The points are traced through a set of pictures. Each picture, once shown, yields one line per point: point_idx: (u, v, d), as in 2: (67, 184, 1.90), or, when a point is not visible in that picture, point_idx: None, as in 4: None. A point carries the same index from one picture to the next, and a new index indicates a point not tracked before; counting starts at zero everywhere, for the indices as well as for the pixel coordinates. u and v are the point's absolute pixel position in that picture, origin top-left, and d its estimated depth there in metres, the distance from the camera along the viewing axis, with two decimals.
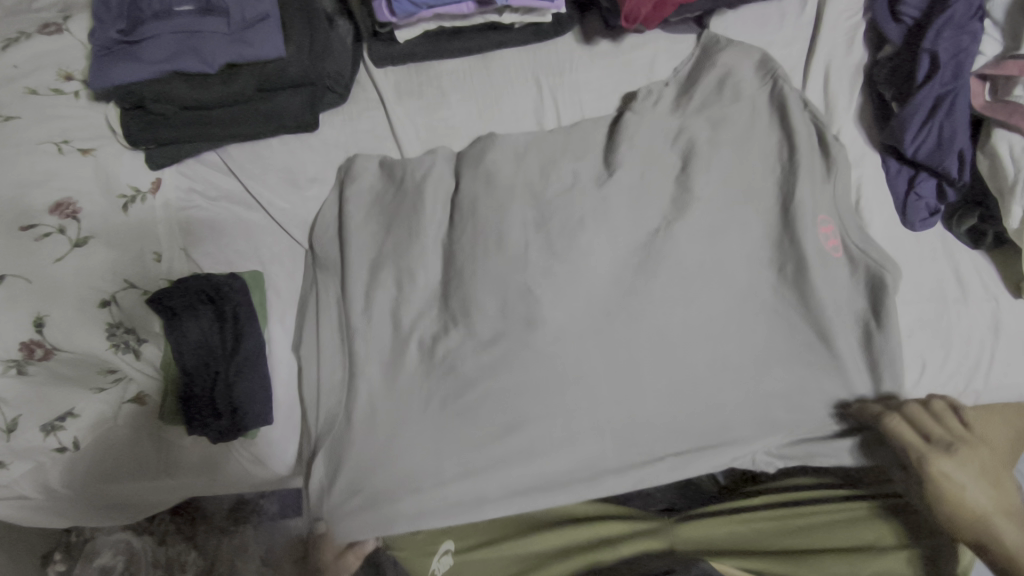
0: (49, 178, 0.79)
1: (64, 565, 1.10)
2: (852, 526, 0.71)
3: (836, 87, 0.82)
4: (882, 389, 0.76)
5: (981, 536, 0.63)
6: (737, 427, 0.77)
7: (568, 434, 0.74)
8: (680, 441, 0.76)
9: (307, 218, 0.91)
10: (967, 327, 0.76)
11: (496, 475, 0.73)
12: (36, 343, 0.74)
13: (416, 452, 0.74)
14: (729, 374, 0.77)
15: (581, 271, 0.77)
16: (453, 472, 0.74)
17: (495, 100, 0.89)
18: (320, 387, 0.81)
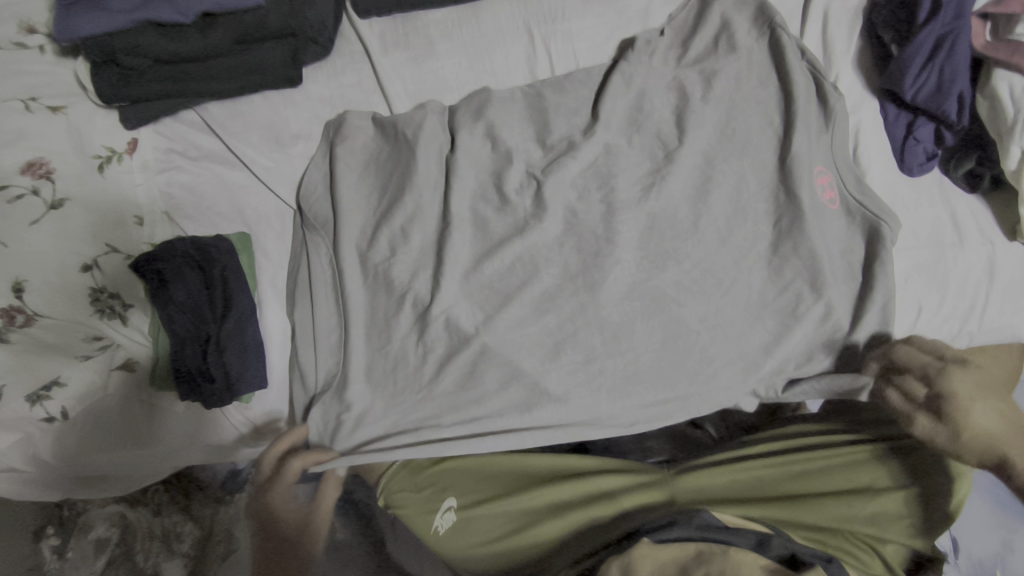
0: (18, 138, 0.75)
1: (58, 540, 1.09)
2: (854, 471, 0.72)
3: (835, 31, 0.80)
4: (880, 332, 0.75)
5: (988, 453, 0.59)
6: (725, 378, 0.75)
7: (563, 388, 0.74)
8: (667, 389, 0.75)
9: (290, 175, 0.88)
10: (963, 272, 0.76)
11: (493, 424, 0.72)
12: (16, 309, 0.72)
13: (416, 405, 0.74)
14: (722, 331, 0.75)
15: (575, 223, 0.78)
16: (447, 423, 0.73)
17: (486, 51, 0.86)
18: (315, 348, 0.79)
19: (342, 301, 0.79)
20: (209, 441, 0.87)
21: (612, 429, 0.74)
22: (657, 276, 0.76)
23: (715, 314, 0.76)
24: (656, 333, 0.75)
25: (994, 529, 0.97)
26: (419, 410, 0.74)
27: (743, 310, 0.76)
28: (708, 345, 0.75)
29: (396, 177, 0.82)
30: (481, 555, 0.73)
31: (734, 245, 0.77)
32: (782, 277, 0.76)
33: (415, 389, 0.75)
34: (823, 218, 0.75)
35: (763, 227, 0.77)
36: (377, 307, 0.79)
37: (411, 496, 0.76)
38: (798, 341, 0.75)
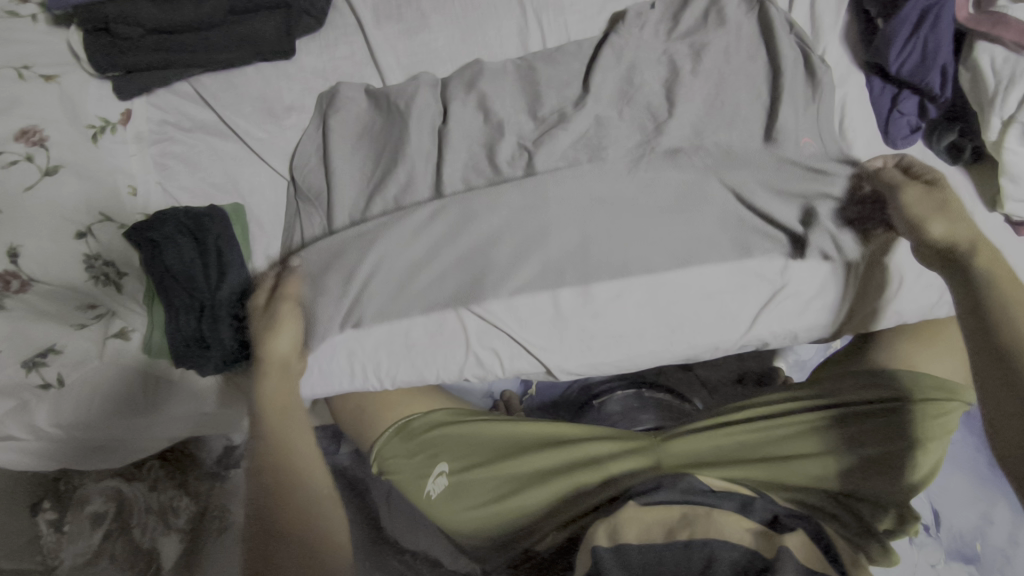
0: (13, 105, 0.76)
1: (54, 513, 1.10)
2: (838, 430, 0.71)
3: (822, 6, 0.81)
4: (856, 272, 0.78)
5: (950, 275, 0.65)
6: (704, 334, 0.80)
7: (550, 321, 0.80)
8: (651, 339, 0.80)
9: (286, 147, 0.87)
10: None
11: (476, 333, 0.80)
12: (11, 275, 0.73)
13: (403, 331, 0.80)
14: (706, 297, 0.78)
15: (567, 194, 0.78)
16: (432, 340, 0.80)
17: (479, 24, 0.87)
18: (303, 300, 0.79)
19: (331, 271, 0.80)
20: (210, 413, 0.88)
21: (586, 364, 0.82)
22: (644, 245, 0.78)
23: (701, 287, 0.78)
24: (642, 303, 0.79)
25: (971, 502, 1.00)
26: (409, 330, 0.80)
27: (727, 283, 0.78)
28: (690, 309, 0.78)
29: (389, 148, 0.82)
30: (469, 519, 0.74)
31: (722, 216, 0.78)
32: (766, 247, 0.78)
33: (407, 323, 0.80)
34: (812, 184, 0.76)
35: (758, 196, 0.77)
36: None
37: (403, 461, 0.78)
38: (778, 304, 0.78)
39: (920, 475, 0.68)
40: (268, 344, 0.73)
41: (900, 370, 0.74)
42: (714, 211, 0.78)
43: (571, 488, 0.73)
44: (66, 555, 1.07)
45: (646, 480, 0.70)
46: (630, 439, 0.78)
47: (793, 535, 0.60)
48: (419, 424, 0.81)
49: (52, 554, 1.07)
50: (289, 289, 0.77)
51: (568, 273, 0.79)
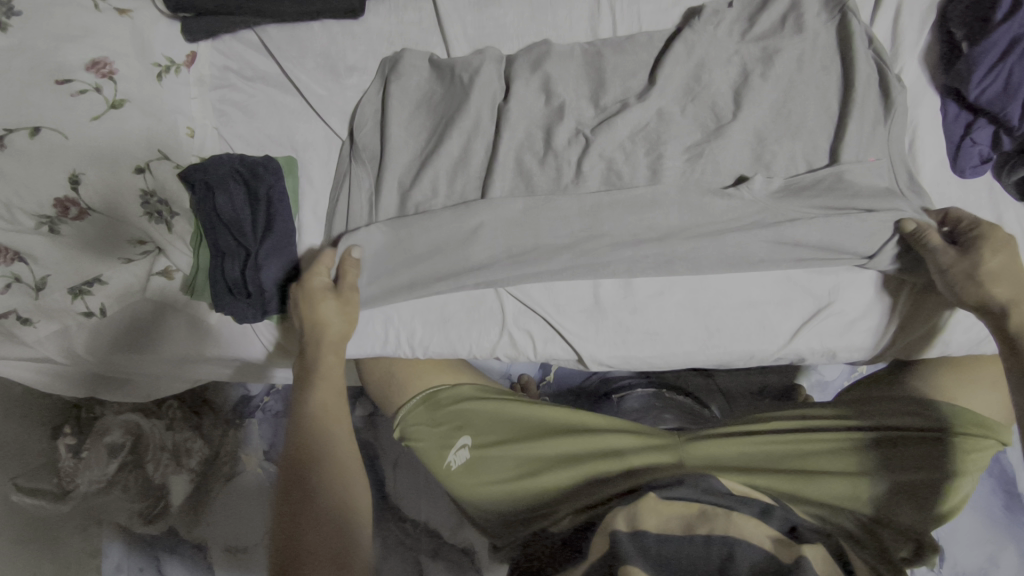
0: (86, 35, 0.75)
1: (73, 440, 1.15)
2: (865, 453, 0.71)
3: (905, 23, 0.79)
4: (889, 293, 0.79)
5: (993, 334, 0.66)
6: (740, 342, 0.80)
7: (584, 311, 0.82)
8: (685, 340, 0.80)
9: (344, 107, 0.87)
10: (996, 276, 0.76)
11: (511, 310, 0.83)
12: (71, 201, 0.73)
13: (442, 303, 0.84)
14: (744, 305, 0.80)
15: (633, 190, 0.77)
16: (467, 312, 0.84)
17: (550, 3, 0.85)
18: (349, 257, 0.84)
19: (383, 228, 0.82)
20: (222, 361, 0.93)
21: (617, 357, 0.82)
22: (696, 248, 0.76)
23: (747, 297, 0.79)
24: (687, 299, 0.80)
25: (981, 543, 0.99)
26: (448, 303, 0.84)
27: (763, 293, 0.79)
28: (726, 315, 0.80)
29: (446, 120, 0.83)
30: (487, 494, 0.75)
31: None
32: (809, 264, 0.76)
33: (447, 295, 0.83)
34: (879, 198, 0.74)
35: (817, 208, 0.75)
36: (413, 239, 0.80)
37: (428, 430, 0.80)
38: (814, 322, 0.78)
39: (945, 508, 0.68)
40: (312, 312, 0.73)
41: (932, 401, 0.74)
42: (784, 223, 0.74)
43: (595, 475, 0.73)
44: (82, 480, 1.13)
45: (668, 476, 0.70)
46: (655, 436, 0.77)
47: (813, 545, 0.59)
48: (446, 396, 0.82)
49: (66, 480, 1.12)
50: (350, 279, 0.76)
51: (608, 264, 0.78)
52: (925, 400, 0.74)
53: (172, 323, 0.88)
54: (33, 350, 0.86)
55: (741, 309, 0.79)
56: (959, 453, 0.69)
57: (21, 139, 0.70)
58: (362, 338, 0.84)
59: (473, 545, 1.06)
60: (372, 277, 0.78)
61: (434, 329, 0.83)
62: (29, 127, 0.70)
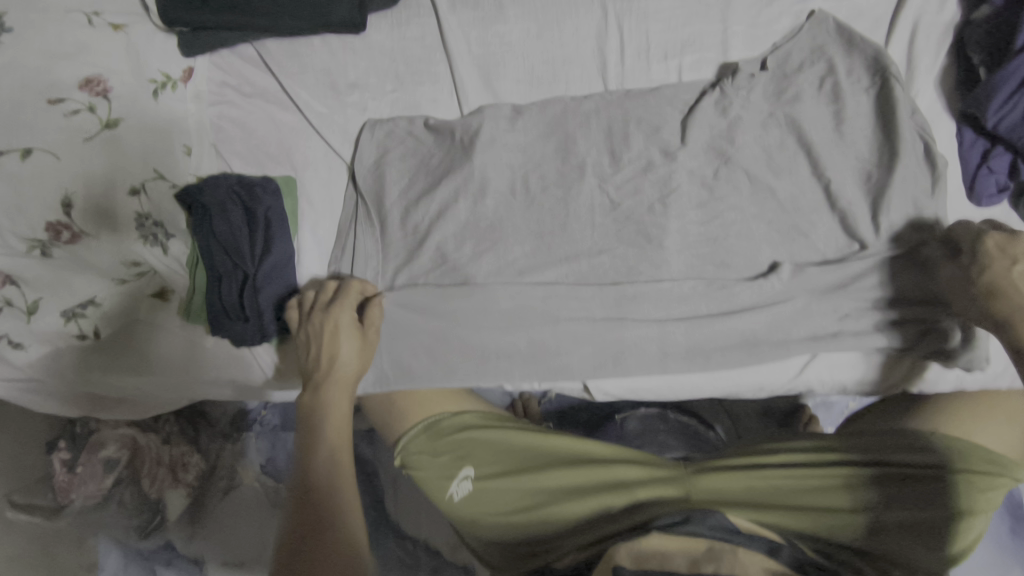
0: (80, 51, 0.73)
1: (68, 453, 1.11)
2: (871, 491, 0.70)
3: (921, 46, 0.75)
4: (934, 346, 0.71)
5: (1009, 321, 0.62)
6: (750, 376, 0.76)
7: (595, 344, 0.76)
8: (698, 375, 0.76)
9: (344, 125, 0.86)
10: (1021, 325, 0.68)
11: (521, 339, 0.77)
12: (63, 225, 0.71)
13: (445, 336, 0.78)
14: (761, 346, 0.73)
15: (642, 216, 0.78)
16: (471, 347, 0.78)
17: (557, 20, 0.81)
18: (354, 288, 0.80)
19: (392, 255, 0.81)
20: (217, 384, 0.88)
21: (627, 391, 0.79)
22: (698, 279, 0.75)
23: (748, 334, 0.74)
24: (696, 337, 0.74)
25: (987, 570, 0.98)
26: (452, 335, 0.78)
27: (767, 331, 0.73)
28: (743, 355, 0.73)
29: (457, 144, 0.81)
30: (489, 526, 0.74)
31: (784, 247, 0.76)
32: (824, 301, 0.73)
33: (452, 327, 0.78)
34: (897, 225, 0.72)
35: (818, 230, 0.75)
36: (423, 280, 0.80)
37: (430, 460, 0.78)
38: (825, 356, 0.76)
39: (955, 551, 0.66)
40: (330, 346, 0.71)
41: (951, 437, 0.72)
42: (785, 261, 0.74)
43: (599, 509, 0.72)
44: (76, 495, 1.10)
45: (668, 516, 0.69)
46: (662, 469, 0.76)
47: None
48: (448, 424, 0.81)
49: (60, 495, 1.10)
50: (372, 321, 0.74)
51: (619, 296, 0.76)
52: (941, 435, 0.72)
53: (165, 342, 0.84)
54: (26, 371, 0.84)
55: (749, 350, 0.73)
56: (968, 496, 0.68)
57: (11, 161, 0.68)
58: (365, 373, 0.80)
59: (473, 566, 1.04)
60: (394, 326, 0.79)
61: (439, 361, 0.78)
62: (20, 149, 0.68)
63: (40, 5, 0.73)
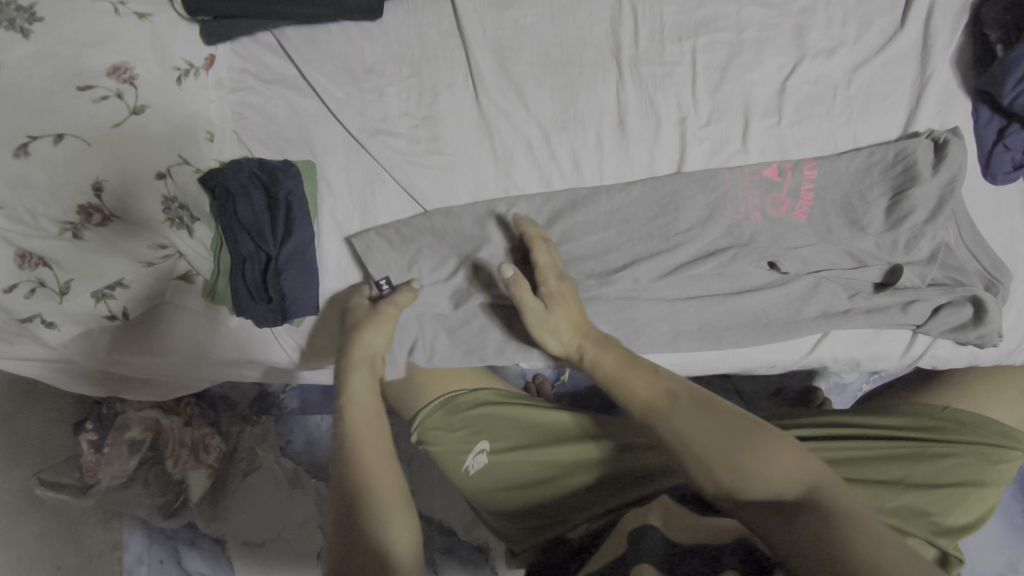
0: (106, 40, 0.75)
1: (95, 435, 1.11)
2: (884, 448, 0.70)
3: (937, 24, 0.75)
4: (931, 324, 0.75)
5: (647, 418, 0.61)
6: (757, 351, 0.80)
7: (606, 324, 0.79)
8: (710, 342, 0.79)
9: (362, 109, 0.86)
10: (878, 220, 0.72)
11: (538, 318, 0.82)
12: (94, 208, 0.75)
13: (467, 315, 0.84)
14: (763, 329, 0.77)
15: (660, 184, 0.77)
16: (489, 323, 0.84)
17: (571, 4, 0.82)
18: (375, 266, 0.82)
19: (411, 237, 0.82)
20: (237, 362, 0.92)
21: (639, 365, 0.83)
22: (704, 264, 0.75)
23: (763, 315, 0.77)
24: (730, 317, 0.78)
25: (994, 545, 1.01)
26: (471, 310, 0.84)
27: (780, 311, 0.77)
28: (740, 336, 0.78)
29: (483, 126, 0.83)
30: (500, 495, 0.78)
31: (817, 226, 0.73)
32: (828, 280, 0.76)
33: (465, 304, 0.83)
34: (927, 204, 0.70)
35: (847, 206, 0.73)
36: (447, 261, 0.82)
37: (448, 435, 0.81)
38: (839, 335, 0.77)
39: (961, 522, 0.67)
40: (363, 344, 0.76)
41: (962, 411, 0.75)
42: (780, 256, 0.74)
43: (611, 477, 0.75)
44: (103, 475, 1.09)
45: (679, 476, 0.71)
46: None
47: None
48: (464, 400, 0.84)
49: (88, 475, 1.09)
50: (402, 299, 0.79)
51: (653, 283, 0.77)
52: (952, 409, 0.75)
53: (184, 320, 0.88)
54: (57, 351, 0.87)
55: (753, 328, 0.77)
56: (980, 474, 0.70)
57: (45, 146, 0.71)
58: None
59: (487, 542, 1.07)
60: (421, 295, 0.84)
61: (457, 335, 0.84)
62: (53, 134, 0.71)
63: None
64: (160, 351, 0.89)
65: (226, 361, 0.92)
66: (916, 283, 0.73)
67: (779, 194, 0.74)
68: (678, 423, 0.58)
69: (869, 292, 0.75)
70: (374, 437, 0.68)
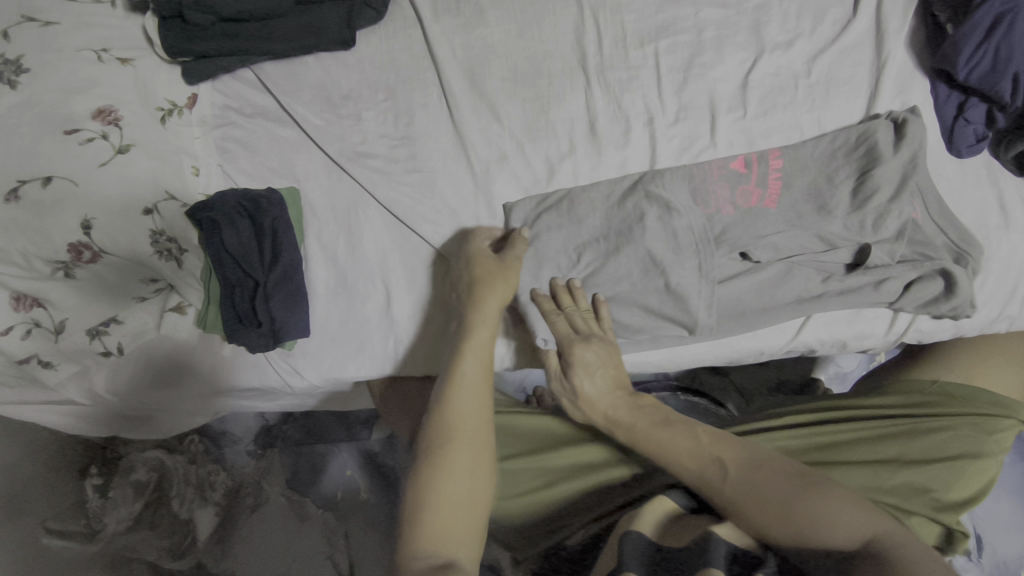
0: (91, 86, 0.78)
1: (100, 480, 1.13)
2: (874, 432, 0.71)
3: (888, 9, 0.78)
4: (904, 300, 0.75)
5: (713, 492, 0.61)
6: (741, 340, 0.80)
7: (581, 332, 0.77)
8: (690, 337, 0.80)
9: (341, 135, 0.88)
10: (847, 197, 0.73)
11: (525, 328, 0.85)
12: (84, 246, 0.76)
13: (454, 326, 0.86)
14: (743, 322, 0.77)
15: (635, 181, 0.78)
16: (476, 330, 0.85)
17: (536, 19, 0.85)
18: (365, 282, 0.87)
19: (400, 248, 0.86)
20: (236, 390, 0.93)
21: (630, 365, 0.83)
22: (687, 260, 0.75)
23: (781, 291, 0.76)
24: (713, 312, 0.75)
25: (1015, 529, 0.97)
26: None
27: (761, 297, 0.76)
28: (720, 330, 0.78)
29: (459, 142, 0.85)
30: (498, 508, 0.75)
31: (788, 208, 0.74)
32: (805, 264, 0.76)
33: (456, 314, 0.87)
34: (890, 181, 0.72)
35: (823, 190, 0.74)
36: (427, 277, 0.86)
37: None
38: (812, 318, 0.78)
39: (963, 496, 0.66)
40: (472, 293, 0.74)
41: (950, 383, 0.75)
42: (751, 246, 0.75)
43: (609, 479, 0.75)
44: (110, 520, 1.10)
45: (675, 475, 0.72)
46: None
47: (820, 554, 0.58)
48: None
49: (96, 520, 1.09)
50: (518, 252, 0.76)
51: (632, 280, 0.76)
52: (940, 383, 0.75)
53: (178, 352, 0.88)
54: (57, 393, 0.88)
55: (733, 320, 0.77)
56: (978, 445, 0.70)
57: (34, 189, 0.73)
58: (372, 363, 0.87)
59: None
60: (415, 309, 0.87)
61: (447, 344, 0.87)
62: (42, 177, 0.74)
63: (52, 46, 0.78)
64: (159, 385, 0.90)
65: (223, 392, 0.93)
66: (886, 261, 0.74)
67: (748, 185, 0.76)
68: (746, 477, 0.61)
69: (840, 275, 0.76)
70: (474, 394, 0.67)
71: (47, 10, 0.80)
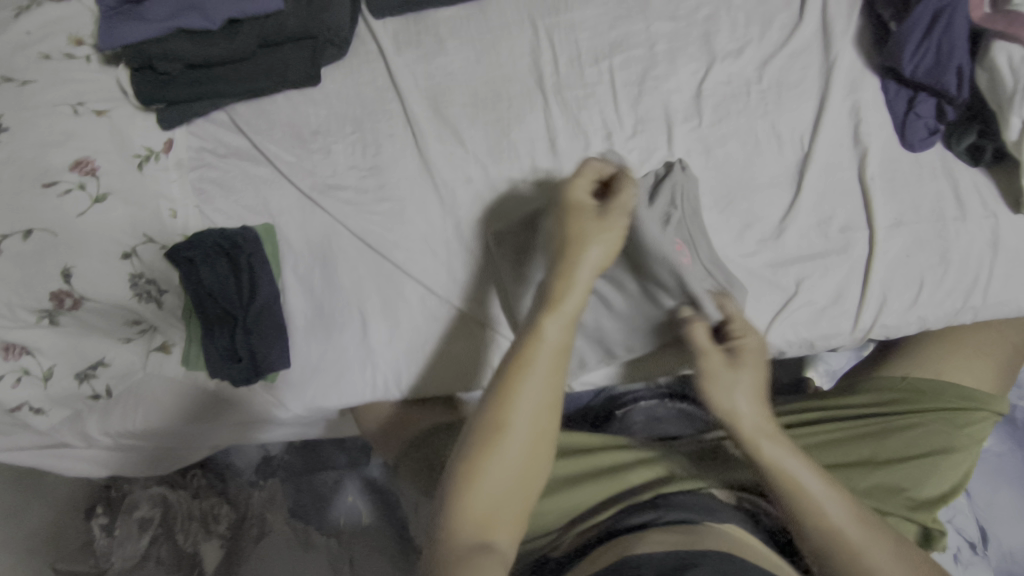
0: (68, 138, 0.81)
1: (106, 518, 1.14)
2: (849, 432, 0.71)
3: (834, 11, 0.82)
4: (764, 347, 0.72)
5: (788, 490, 0.60)
6: None
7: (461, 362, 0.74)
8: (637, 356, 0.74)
9: (312, 169, 0.90)
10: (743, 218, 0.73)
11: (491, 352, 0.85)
12: (65, 293, 0.79)
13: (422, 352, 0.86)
14: None
15: None
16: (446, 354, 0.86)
17: (494, 44, 0.89)
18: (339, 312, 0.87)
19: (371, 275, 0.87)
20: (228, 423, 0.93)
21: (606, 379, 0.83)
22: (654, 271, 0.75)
23: None
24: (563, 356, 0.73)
25: (1016, 521, 0.95)
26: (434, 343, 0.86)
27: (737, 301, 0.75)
28: None
29: (426, 167, 0.87)
30: None
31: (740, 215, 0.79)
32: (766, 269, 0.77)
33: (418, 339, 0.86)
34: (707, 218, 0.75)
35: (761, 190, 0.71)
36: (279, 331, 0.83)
37: None
38: None
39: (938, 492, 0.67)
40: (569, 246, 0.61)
41: (920, 378, 0.75)
42: None
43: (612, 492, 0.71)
44: (116, 558, 1.11)
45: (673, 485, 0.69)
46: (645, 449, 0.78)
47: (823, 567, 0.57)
48: None
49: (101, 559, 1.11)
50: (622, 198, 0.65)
51: None
52: (911, 378, 0.75)
53: (164, 391, 0.89)
54: (52, 438, 0.90)
55: None
56: (950, 441, 0.70)
57: (16, 243, 0.76)
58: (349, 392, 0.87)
59: None
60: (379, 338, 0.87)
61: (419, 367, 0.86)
62: (23, 230, 0.77)
63: (30, 103, 0.81)
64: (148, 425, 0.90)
65: (216, 426, 0.93)
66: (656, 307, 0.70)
67: None
68: (790, 471, 0.60)
69: None
70: (554, 374, 0.56)
71: (26, 69, 0.83)
